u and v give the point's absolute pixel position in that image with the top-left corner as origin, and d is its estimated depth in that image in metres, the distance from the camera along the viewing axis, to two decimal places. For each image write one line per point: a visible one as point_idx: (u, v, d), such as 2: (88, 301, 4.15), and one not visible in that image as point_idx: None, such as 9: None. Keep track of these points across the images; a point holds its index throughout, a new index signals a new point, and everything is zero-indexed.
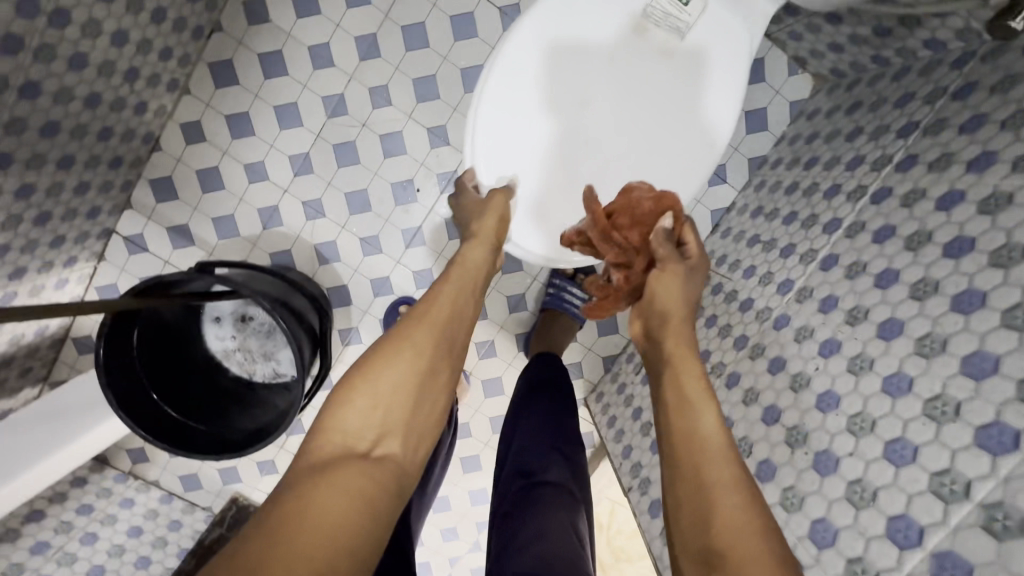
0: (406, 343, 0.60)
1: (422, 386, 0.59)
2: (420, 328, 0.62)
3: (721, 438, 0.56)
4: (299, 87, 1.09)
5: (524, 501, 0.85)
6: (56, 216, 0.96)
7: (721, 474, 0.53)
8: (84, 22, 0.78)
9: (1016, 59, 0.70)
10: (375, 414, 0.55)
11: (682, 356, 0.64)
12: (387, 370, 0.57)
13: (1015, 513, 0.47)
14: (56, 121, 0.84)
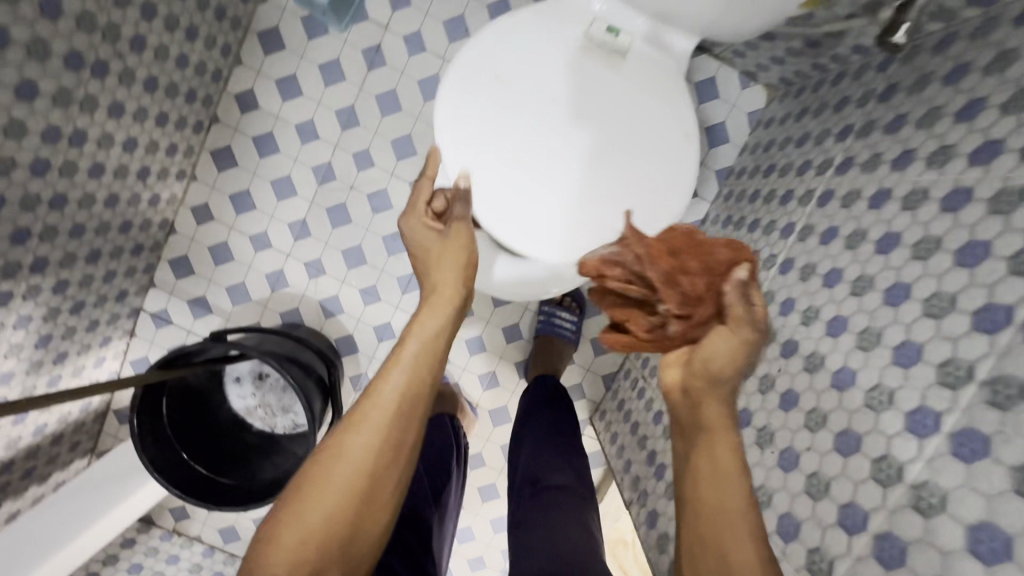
0: (364, 434, 0.54)
1: (381, 481, 0.55)
2: (381, 411, 0.56)
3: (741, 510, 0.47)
4: (291, 161, 1.21)
5: (536, 507, 0.89)
6: (89, 303, 1.08)
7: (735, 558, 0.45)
8: (99, 138, 0.91)
9: (927, 60, 0.74)
10: (325, 526, 0.51)
11: (726, 432, 0.49)
12: (340, 477, 0.53)
13: (939, 492, 0.50)
14: (82, 224, 0.97)
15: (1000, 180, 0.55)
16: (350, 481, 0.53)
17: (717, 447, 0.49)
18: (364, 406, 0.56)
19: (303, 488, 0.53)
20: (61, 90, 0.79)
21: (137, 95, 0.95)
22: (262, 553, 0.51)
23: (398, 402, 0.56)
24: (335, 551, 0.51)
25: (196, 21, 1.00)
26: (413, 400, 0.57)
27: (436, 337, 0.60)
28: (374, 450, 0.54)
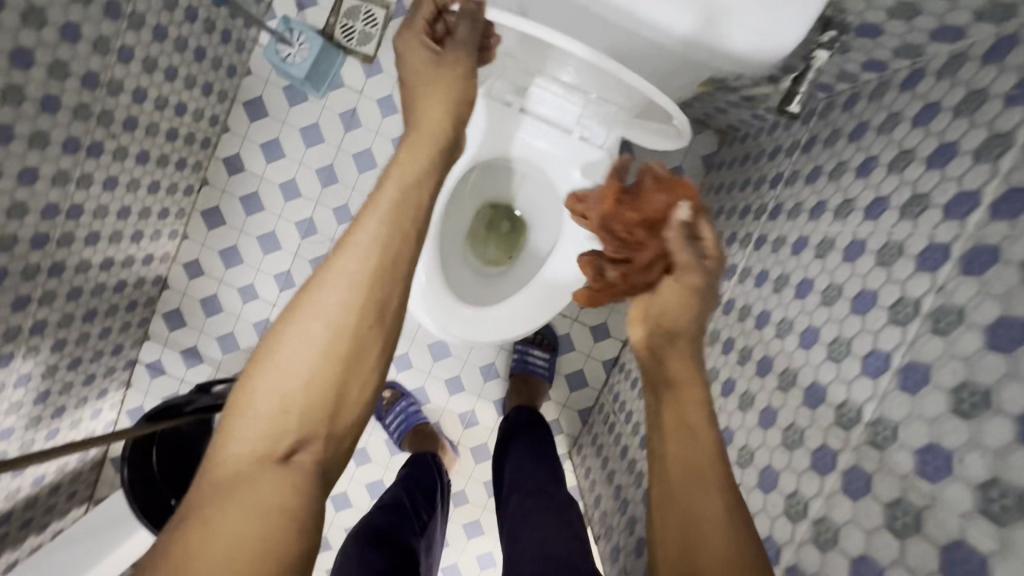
0: (336, 291, 0.49)
1: (361, 343, 0.49)
2: (355, 265, 0.50)
3: (713, 465, 0.50)
4: (275, 217, 1.29)
5: (518, 513, 0.94)
6: (86, 358, 1.16)
7: (702, 514, 0.48)
8: (95, 210, 1.00)
9: (837, 116, 0.81)
10: (299, 391, 0.47)
11: (688, 379, 0.54)
12: (311, 338, 0.48)
13: (831, 525, 0.54)
14: (79, 287, 1.05)
15: (886, 233, 0.61)
16: (324, 342, 0.48)
17: (695, 410, 0.53)
18: (334, 261, 0.50)
19: (270, 352, 0.48)
20: (59, 171, 0.88)
21: (130, 168, 1.04)
22: (230, 429, 0.47)
23: (374, 252, 0.50)
24: (314, 420, 0.48)
25: (184, 98, 1.10)
26: (391, 248, 0.50)
27: (416, 184, 0.53)
28: (349, 313, 0.49)
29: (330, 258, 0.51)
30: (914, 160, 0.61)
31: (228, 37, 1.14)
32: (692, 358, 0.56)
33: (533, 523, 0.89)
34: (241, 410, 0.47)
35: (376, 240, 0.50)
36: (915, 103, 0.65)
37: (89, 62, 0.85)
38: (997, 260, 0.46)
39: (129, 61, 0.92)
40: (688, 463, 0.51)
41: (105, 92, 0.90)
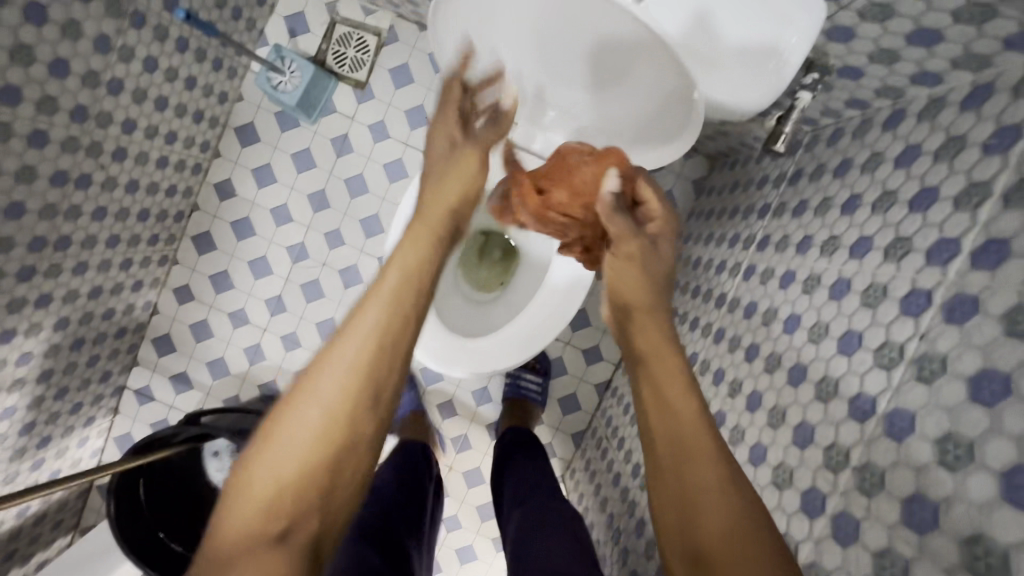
0: (334, 368, 0.49)
1: (359, 418, 0.49)
2: (355, 342, 0.50)
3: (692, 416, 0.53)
4: (266, 242, 1.29)
5: (523, 523, 0.95)
6: (73, 387, 1.14)
7: (692, 466, 0.50)
8: (83, 240, 0.99)
9: (823, 150, 0.82)
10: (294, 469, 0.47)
11: (663, 354, 0.57)
12: (312, 416, 0.48)
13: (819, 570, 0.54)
14: (66, 316, 1.04)
15: (870, 274, 0.62)
16: (324, 416, 0.48)
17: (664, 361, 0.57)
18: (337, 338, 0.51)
19: (269, 432, 0.48)
20: (47, 204, 0.88)
21: (119, 197, 1.04)
22: (230, 508, 0.47)
23: (377, 329, 0.51)
24: (309, 503, 0.47)
25: (175, 126, 1.10)
26: (394, 323, 0.52)
27: (418, 268, 0.55)
28: (348, 395, 0.49)
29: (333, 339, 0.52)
30: (896, 203, 0.62)
31: (219, 65, 1.15)
32: (664, 322, 0.61)
33: (545, 532, 0.90)
34: (239, 492, 0.46)
35: (380, 316, 0.51)
36: (896, 144, 0.67)
37: (78, 96, 0.85)
38: (977, 311, 0.47)
39: (118, 93, 0.92)
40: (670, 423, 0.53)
41: (94, 124, 0.90)
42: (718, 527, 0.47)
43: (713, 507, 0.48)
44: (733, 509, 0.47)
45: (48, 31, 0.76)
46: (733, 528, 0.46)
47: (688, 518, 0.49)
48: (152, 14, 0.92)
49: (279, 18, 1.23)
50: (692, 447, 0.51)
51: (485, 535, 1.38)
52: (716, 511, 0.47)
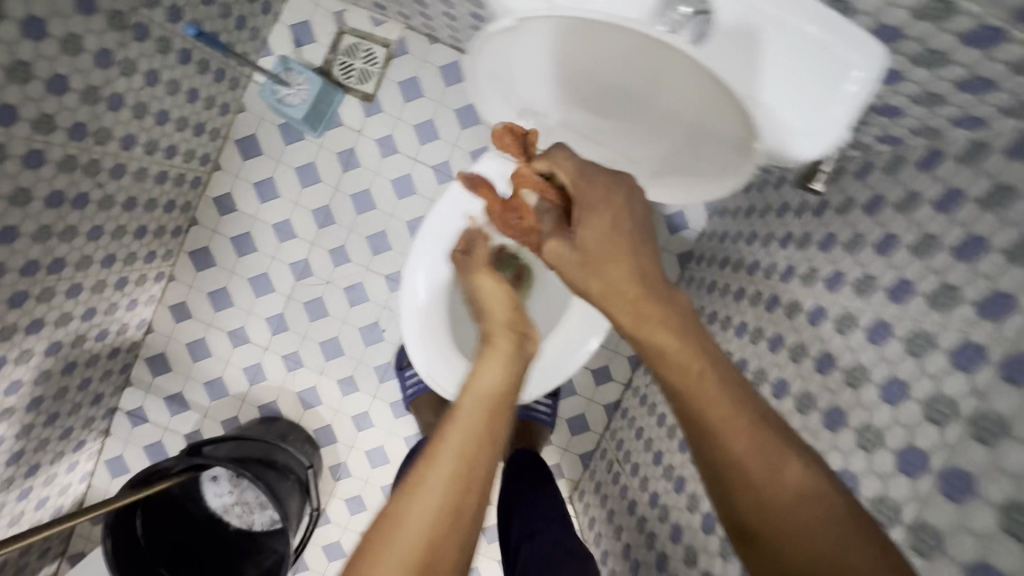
0: (427, 494, 0.46)
1: (456, 540, 0.46)
2: (444, 463, 0.48)
3: (699, 372, 0.50)
4: (268, 259, 1.24)
5: (533, 562, 0.91)
6: (64, 412, 1.08)
7: (719, 427, 0.48)
8: (78, 261, 0.93)
9: (849, 183, 0.81)
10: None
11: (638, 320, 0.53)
12: (406, 541, 0.44)
13: None
14: (59, 340, 0.98)
15: (914, 320, 0.61)
16: (422, 545, 0.44)
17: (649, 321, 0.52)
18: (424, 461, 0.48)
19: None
20: (41, 227, 0.82)
21: (117, 215, 0.98)
22: None
23: (469, 445, 0.49)
24: None
25: (175, 139, 1.05)
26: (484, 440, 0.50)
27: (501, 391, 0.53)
28: (435, 512, 0.46)
29: (417, 465, 0.48)
30: (938, 248, 0.62)
31: (222, 75, 1.10)
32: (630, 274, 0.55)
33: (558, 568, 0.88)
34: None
35: (470, 437, 0.49)
36: (936, 186, 0.66)
37: (77, 113, 0.80)
38: None
39: (119, 108, 0.87)
40: (681, 392, 0.50)
41: (93, 141, 0.85)
42: (769, 478, 0.46)
43: (757, 462, 0.47)
44: (774, 454, 0.47)
45: (47, 46, 0.71)
46: (783, 478, 0.46)
47: (740, 479, 0.47)
48: (155, 25, 0.87)
49: (284, 27, 1.19)
50: (713, 407, 0.48)
51: (491, 557, 1.36)
52: (760, 464, 0.47)
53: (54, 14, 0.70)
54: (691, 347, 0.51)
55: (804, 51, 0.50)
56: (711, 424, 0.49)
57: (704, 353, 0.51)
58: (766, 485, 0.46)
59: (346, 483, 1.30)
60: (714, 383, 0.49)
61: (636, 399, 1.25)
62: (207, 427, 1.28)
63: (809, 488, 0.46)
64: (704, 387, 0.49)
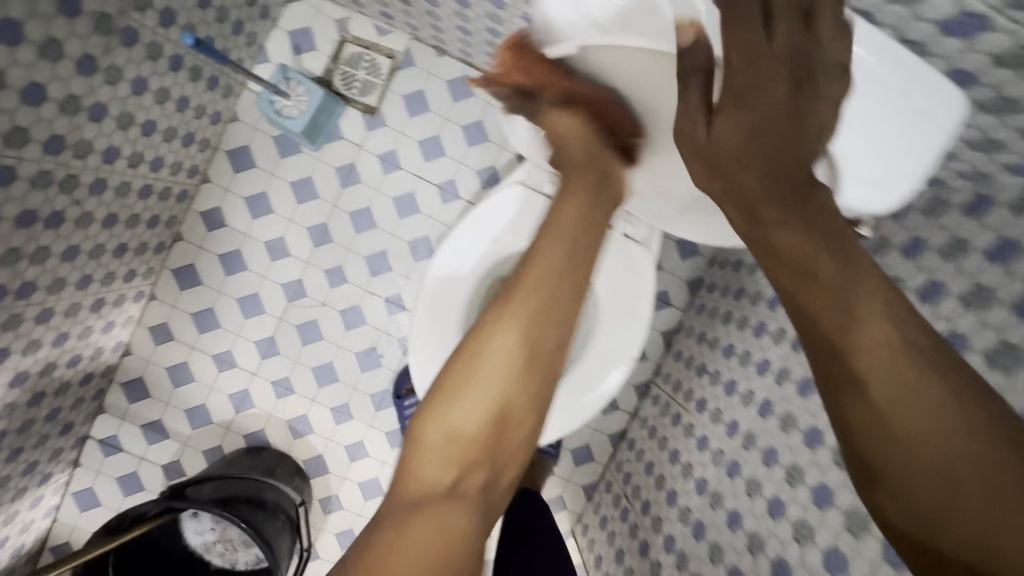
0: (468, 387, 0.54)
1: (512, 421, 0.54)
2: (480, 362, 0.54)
3: (860, 312, 0.41)
4: (259, 278, 1.16)
5: None
6: (28, 445, 0.99)
7: (864, 373, 0.41)
8: (50, 284, 0.85)
9: (885, 222, 0.78)
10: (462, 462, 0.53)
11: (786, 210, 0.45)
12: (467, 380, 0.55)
13: None
14: (26, 370, 0.89)
15: None
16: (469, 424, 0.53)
17: (801, 250, 0.44)
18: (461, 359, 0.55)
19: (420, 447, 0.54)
20: (10, 248, 0.74)
21: (95, 233, 0.90)
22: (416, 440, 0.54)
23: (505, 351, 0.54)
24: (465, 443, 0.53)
25: (162, 151, 0.97)
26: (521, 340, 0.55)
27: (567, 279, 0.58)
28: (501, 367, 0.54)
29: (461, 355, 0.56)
30: (994, 302, 0.59)
31: (215, 83, 1.02)
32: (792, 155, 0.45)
33: None
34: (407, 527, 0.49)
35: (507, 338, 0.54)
36: (985, 234, 0.63)
37: (55, 124, 0.72)
38: None
39: (101, 119, 0.79)
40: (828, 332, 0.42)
41: (71, 155, 0.77)
42: (913, 410, 0.39)
43: (920, 418, 0.38)
44: (912, 374, 0.40)
45: (23, 52, 0.63)
46: (950, 438, 0.38)
47: (872, 405, 0.40)
48: (145, 30, 0.80)
49: (283, 33, 1.12)
50: (861, 349, 0.41)
51: None
52: (901, 381, 0.40)
53: (34, 16, 0.63)
54: (856, 279, 0.42)
55: (880, 103, 0.48)
56: (849, 366, 0.41)
57: (871, 292, 0.42)
58: (919, 444, 0.38)
59: (337, 516, 1.22)
60: (871, 325, 0.41)
61: (644, 430, 1.21)
62: (187, 457, 1.19)
63: (963, 425, 0.38)
64: (874, 330, 0.41)
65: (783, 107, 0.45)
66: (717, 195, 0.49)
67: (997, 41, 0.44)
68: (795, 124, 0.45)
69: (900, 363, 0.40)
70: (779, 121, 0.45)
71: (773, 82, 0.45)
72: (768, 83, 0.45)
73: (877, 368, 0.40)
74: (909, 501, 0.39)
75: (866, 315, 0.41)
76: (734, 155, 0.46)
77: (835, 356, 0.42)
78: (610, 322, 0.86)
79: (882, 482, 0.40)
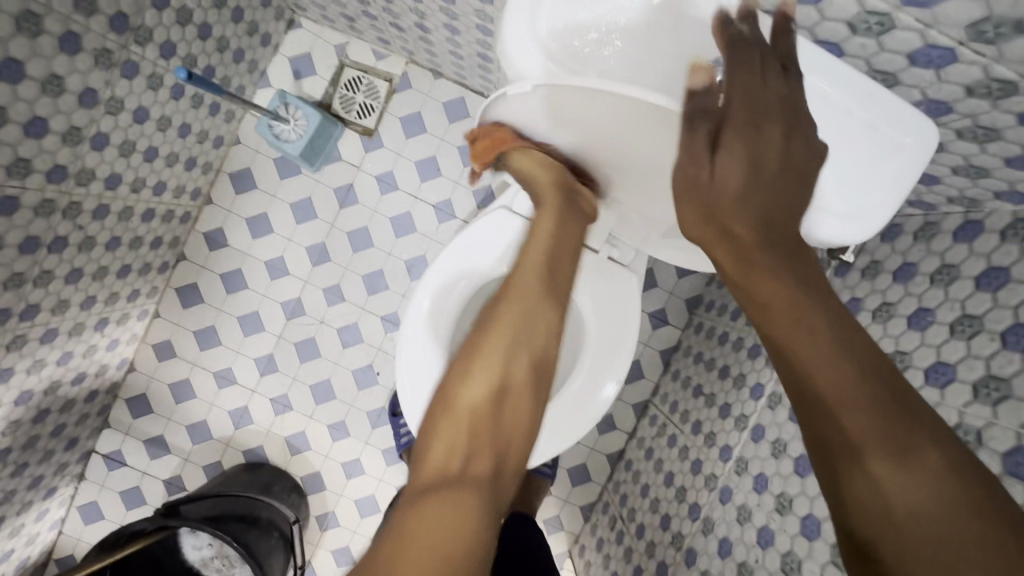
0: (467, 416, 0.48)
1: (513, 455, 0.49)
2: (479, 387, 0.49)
3: (851, 365, 0.39)
4: (258, 297, 1.19)
5: None
6: (33, 461, 1.01)
7: (852, 432, 0.38)
8: (54, 305, 0.88)
9: (877, 245, 0.76)
10: (460, 461, 0.46)
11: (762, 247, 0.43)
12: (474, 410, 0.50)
13: None
14: (30, 388, 0.92)
15: (957, 411, 0.56)
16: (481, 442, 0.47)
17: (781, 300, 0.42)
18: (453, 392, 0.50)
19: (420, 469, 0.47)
20: (13, 274, 0.77)
21: (98, 256, 0.93)
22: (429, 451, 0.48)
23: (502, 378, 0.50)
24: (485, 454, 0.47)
25: (165, 176, 1.00)
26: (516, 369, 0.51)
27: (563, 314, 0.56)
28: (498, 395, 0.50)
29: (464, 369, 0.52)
30: (983, 331, 0.57)
31: (216, 109, 1.05)
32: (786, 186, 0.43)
33: None
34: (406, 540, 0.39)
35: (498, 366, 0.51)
36: (975, 261, 0.62)
37: (57, 155, 0.75)
38: None
39: (103, 147, 0.82)
40: (821, 385, 0.39)
41: (73, 183, 0.80)
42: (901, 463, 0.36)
43: (914, 482, 0.36)
44: (897, 428, 0.37)
45: (25, 88, 0.66)
46: (936, 498, 0.35)
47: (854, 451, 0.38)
48: (146, 62, 0.83)
49: (284, 59, 1.15)
50: (851, 408, 0.38)
51: None
52: (882, 433, 0.37)
53: (35, 55, 0.66)
54: (850, 334, 0.40)
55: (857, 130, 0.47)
56: (838, 425, 0.38)
57: (856, 343, 0.40)
58: (909, 514, 0.35)
59: (333, 533, 1.22)
60: (861, 381, 0.38)
61: (641, 451, 1.19)
62: (188, 473, 1.21)
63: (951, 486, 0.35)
64: (862, 383, 0.38)
65: (778, 140, 0.42)
66: (704, 240, 0.46)
67: (967, 72, 0.44)
68: (787, 163, 0.43)
69: (889, 417, 0.37)
70: (780, 158, 0.42)
71: (769, 120, 0.42)
72: (764, 119, 0.42)
73: (866, 426, 0.37)
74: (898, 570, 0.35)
75: (862, 372, 0.39)
76: (730, 196, 0.43)
77: (823, 415, 0.39)
78: (603, 339, 0.85)
79: (873, 557, 0.36)
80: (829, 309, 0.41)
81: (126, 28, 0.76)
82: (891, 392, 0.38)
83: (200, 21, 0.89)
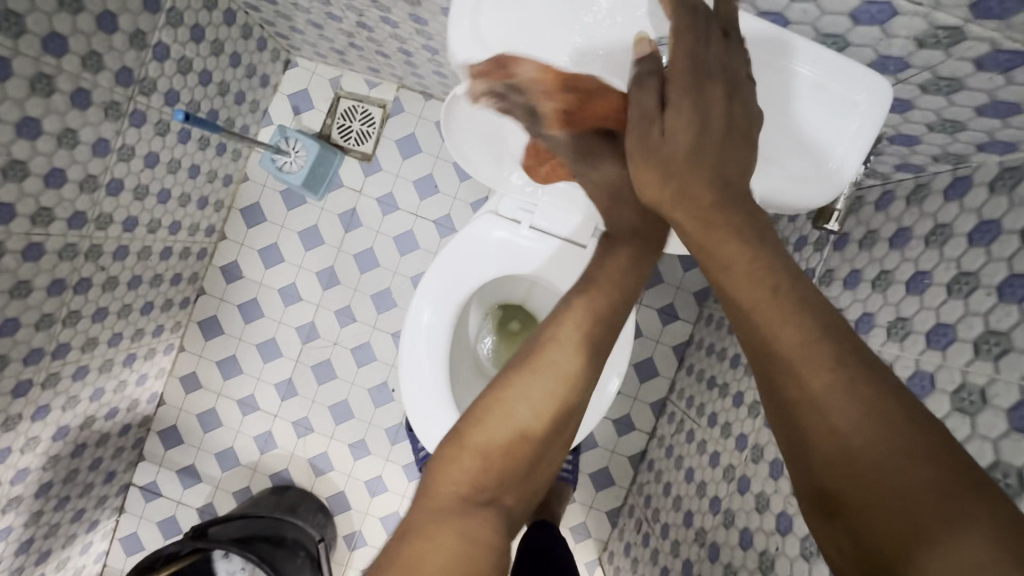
0: (485, 422, 0.47)
1: (537, 469, 0.49)
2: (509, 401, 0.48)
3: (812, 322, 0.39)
4: (275, 324, 1.24)
5: None
6: (74, 494, 1.07)
7: (816, 389, 0.37)
8: (83, 343, 0.94)
9: (872, 214, 0.75)
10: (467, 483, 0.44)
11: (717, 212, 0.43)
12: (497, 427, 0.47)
13: None
14: (67, 424, 0.98)
15: (959, 371, 0.54)
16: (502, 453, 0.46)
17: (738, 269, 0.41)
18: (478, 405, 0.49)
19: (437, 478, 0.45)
20: (43, 315, 0.83)
21: (121, 295, 0.99)
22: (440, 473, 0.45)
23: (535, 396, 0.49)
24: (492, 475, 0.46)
25: (179, 215, 1.07)
26: (555, 392, 0.50)
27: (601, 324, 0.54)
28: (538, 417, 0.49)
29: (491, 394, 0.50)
30: (978, 288, 0.55)
31: (223, 149, 1.12)
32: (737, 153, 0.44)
33: None
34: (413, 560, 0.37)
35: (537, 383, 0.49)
36: (966, 217, 0.60)
37: (76, 202, 0.82)
38: None
39: (118, 193, 0.89)
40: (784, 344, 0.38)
41: (93, 228, 0.86)
42: (863, 416, 0.35)
43: (876, 435, 0.35)
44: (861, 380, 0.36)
45: (42, 143, 0.73)
46: (899, 448, 0.34)
47: (817, 411, 0.37)
48: (152, 111, 0.90)
49: (283, 97, 1.22)
50: (812, 363, 0.37)
51: None
52: (846, 388, 0.36)
53: (49, 112, 0.72)
54: (812, 296, 0.40)
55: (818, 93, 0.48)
56: (801, 383, 0.38)
57: (816, 305, 0.40)
58: (877, 470, 0.34)
59: (362, 552, 1.24)
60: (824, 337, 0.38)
61: (662, 450, 1.17)
62: (219, 500, 1.25)
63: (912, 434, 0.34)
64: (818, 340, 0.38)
65: (721, 105, 0.44)
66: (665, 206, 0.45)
67: (911, 23, 0.44)
68: (732, 128, 0.44)
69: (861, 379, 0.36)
70: (726, 120, 0.44)
71: (711, 81, 0.44)
72: (706, 81, 0.44)
73: (831, 382, 0.37)
74: (870, 523, 0.34)
75: (823, 328, 0.38)
76: (687, 154, 0.44)
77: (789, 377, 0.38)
78: None
79: (841, 513, 0.36)
80: (793, 274, 0.41)
81: (131, 81, 0.83)
82: (857, 353, 0.38)
83: (200, 69, 0.96)
